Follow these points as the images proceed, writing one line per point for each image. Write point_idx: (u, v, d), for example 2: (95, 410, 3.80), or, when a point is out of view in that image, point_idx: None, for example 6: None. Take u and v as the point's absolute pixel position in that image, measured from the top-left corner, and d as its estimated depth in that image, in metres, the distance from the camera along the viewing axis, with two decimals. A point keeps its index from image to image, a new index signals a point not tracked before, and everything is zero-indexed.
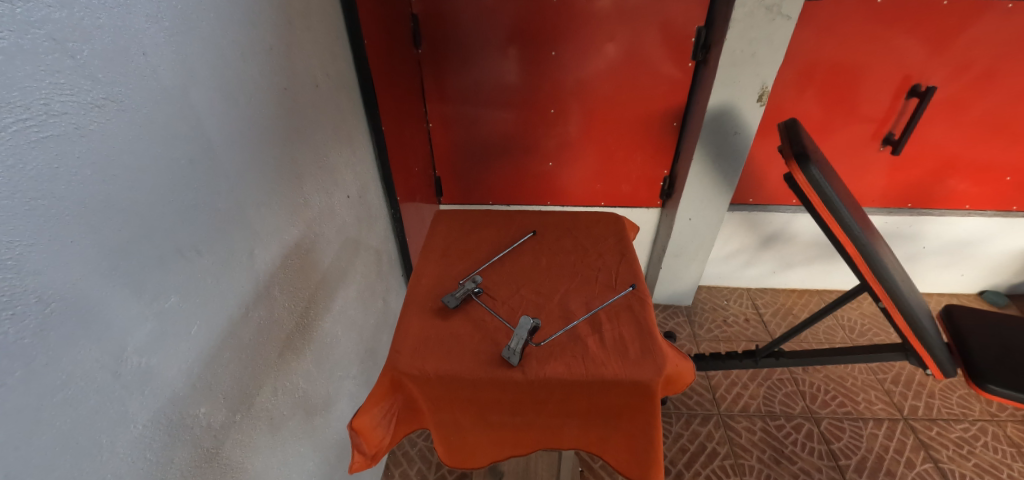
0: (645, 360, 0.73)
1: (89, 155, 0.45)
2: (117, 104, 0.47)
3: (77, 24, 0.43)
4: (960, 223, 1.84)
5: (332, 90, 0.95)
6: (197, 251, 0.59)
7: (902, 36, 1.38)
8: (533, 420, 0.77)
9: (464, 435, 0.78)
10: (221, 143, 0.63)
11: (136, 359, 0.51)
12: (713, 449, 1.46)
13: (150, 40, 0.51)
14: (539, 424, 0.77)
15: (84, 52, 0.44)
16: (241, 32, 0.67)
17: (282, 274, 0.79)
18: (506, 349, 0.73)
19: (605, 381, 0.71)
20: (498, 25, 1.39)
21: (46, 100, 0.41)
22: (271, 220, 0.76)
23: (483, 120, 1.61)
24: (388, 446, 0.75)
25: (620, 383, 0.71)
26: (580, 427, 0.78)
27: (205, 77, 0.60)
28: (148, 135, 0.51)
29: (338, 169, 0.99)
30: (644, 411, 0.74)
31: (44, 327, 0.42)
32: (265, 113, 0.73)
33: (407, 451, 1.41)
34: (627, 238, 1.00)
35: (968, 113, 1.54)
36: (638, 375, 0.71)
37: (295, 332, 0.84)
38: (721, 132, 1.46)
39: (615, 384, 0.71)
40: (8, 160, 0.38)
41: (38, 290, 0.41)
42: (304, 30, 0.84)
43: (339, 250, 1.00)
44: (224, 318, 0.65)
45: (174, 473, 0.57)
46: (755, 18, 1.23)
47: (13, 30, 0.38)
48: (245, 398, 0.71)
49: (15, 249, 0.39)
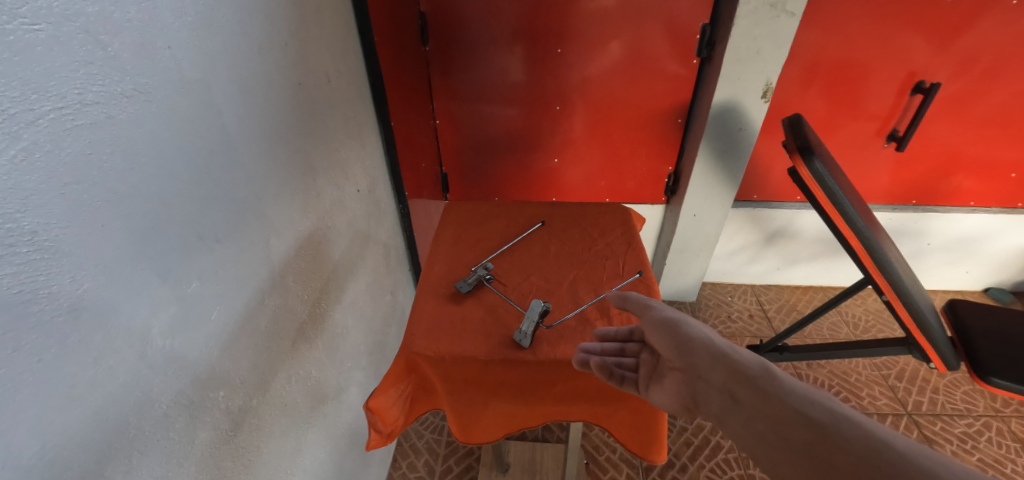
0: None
1: (118, 144, 0.46)
2: (144, 94, 0.49)
3: (107, 17, 0.45)
4: (965, 220, 1.85)
5: (344, 85, 0.97)
6: (217, 239, 0.61)
7: (906, 34, 1.39)
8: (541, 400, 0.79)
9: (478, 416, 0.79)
10: (239, 134, 0.65)
11: (161, 340, 0.53)
12: (718, 442, 1.47)
13: (175, 35, 0.53)
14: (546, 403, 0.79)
15: (114, 45, 0.46)
16: (258, 27, 0.69)
17: (296, 264, 0.81)
18: (518, 332, 0.75)
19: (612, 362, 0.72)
20: (504, 23, 1.41)
21: (79, 90, 0.43)
22: (286, 211, 0.78)
23: (488, 117, 1.63)
24: (403, 426, 0.75)
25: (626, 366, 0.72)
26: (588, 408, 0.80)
27: (225, 70, 0.62)
28: (171, 124, 0.53)
29: (349, 162, 1.01)
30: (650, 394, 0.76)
31: (76, 306, 0.44)
32: (280, 107, 0.75)
33: (415, 443, 1.43)
34: (634, 229, 1.01)
35: (973, 110, 1.54)
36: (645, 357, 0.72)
37: (308, 321, 0.86)
38: (726, 127, 1.47)
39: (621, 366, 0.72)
40: (45, 146, 0.40)
41: (71, 270, 0.43)
42: (317, 27, 0.86)
43: (349, 242, 1.02)
44: (242, 305, 0.67)
45: (196, 454, 0.59)
46: (759, 15, 1.24)
47: (49, 22, 0.40)
48: (261, 384, 0.73)
49: (50, 231, 0.41)
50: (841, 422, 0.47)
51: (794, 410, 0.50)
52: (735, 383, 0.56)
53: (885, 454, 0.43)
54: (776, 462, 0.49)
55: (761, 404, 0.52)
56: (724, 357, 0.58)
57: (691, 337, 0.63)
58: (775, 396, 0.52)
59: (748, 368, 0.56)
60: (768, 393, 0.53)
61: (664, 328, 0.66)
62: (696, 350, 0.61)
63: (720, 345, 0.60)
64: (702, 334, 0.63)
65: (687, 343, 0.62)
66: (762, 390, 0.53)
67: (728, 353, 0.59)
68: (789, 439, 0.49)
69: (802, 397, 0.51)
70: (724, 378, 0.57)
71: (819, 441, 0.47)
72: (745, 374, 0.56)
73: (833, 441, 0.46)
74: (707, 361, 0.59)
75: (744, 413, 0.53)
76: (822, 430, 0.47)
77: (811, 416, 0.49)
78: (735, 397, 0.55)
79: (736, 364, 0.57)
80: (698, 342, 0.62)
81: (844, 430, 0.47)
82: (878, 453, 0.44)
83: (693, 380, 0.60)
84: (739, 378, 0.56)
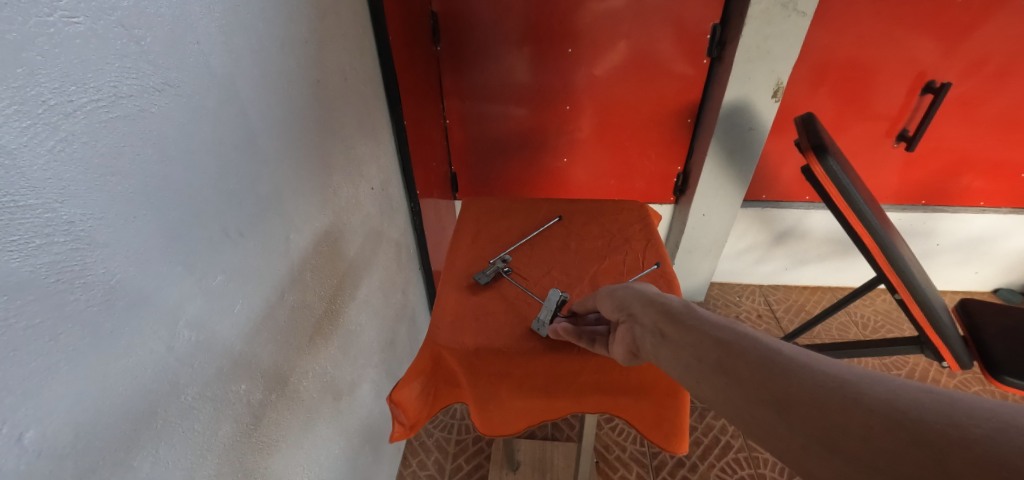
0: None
1: (150, 137, 0.47)
2: (174, 89, 0.50)
3: (140, 11, 0.46)
4: (975, 220, 1.84)
5: (359, 83, 0.98)
6: (240, 233, 0.62)
7: (917, 34, 1.39)
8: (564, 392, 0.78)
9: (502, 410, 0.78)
10: (262, 130, 0.65)
11: (187, 332, 0.54)
12: (728, 442, 1.46)
13: (203, 30, 0.54)
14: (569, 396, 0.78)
15: (147, 39, 0.46)
16: (280, 25, 0.69)
17: (313, 260, 0.82)
18: (536, 321, 0.77)
19: None
20: (515, 23, 1.42)
21: (115, 83, 0.43)
22: (305, 207, 0.78)
23: (498, 117, 1.63)
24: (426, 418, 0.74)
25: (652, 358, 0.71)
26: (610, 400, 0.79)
27: (249, 66, 0.62)
28: (199, 118, 0.53)
29: (364, 160, 1.02)
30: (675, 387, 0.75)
31: (110, 296, 0.44)
32: (300, 104, 0.75)
33: (424, 441, 1.43)
34: (652, 225, 1.01)
35: (983, 110, 1.54)
36: None
37: (324, 317, 0.86)
38: (736, 127, 1.47)
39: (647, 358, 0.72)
40: (83, 137, 0.41)
41: (105, 261, 0.43)
42: (335, 25, 0.87)
43: (363, 239, 1.03)
44: (263, 299, 0.68)
45: (217, 447, 0.60)
46: (770, 15, 1.24)
47: (87, 15, 0.41)
48: (280, 378, 0.74)
49: (87, 221, 0.41)
50: (745, 341, 0.48)
51: (708, 332, 0.52)
52: (662, 321, 0.57)
53: (780, 359, 0.44)
54: (698, 382, 0.49)
55: (682, 335, 0.53)
56: (655, 300, 0.61)
57: (628, 293, 0.66)
58: (693, 326, 0.54)
59: (673, 308, 0.58)
60: (687, 322, 0.54)
61: (610, 293, 0.69)
62: (632, 302, 0.64)
63: (652, 292, 0.63)
64: (639, 287, 0.66)
65: (626, 299, 0.65)
66: (682, 322, 0.55)
67: (657, 297, 0.61)
68: (703, 359, 0.49)
69: (716, 323, 0.52)
70: (654, 319, 0.59)
71: (726, 353, 0.48)
72: (669, 312, 0.58)
73: (737, 353, 0.47)
74: (641, 307, 0.62)
75: (668, 344, 0.54)
76: (729, 346, 0.48)
77: (721, 338, 0.50)
78: (662, 333, 0.56)
79: (665, 304, 0.59)
80: (634, 296, 0.64)
81: (748, 342, 0.48)
82: (774, 358, 0.45)
83: (630, 328, 0.62)
84: (665, 315, 0.57)
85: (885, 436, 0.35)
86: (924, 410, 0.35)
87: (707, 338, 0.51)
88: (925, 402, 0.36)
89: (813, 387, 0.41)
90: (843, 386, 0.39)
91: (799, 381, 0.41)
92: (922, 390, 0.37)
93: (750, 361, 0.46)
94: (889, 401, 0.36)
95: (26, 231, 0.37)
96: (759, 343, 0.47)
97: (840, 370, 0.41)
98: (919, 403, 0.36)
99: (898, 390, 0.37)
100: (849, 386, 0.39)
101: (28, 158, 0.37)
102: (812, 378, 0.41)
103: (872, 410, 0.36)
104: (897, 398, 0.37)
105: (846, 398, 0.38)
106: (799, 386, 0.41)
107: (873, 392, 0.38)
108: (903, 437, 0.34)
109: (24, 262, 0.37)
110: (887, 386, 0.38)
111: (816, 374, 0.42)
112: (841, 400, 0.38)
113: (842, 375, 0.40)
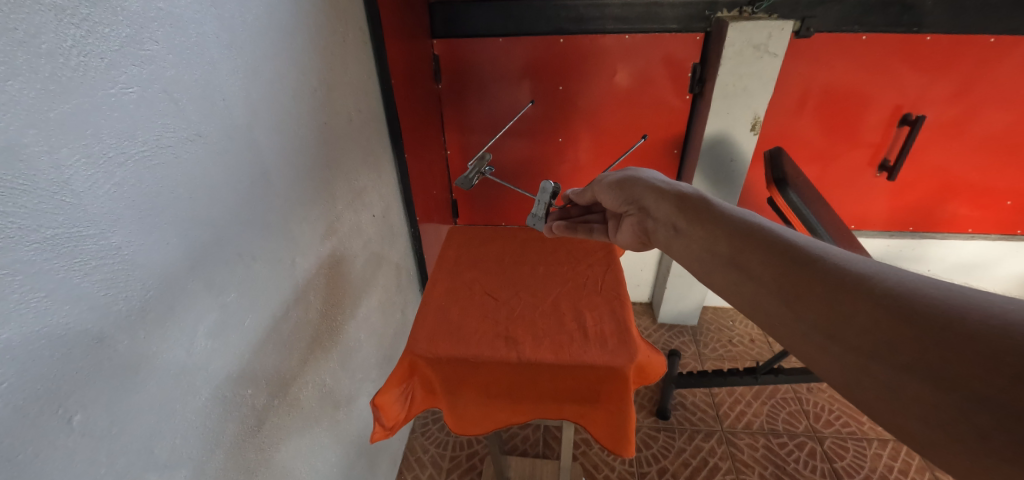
0: (619, 349, 0.82)
1: (183, 179, 0.58)
2: (203, 139, 0.61)
3: (180, 78, 0.57)
4: (964, 246, 1.88)
5: (363, 122, 1.09)
6: (252, 256, 0.72)
7: (889, 70, 1.48)
8: (524, 398, 0.87)
9: (471, 410, 0.88)
10: (274, 168, 0.76)
11: (203, 340, 0.63)
12: (716, 464, 1.49)
13: (229, 89, 0.65)
14: (529, 403, 0.87)
15: (184, 100, 0.57)
16: (294, 79, 0.81)
17: (317, 280, 0.91)
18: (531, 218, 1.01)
19: (585, 365, 0.80)
20: (511, 63, 1.54)
21: (158, 136, 0.54)
22: (309, 233, 0.88)
23: (497, 147, 1.75)
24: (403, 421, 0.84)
25: (596, 368, 0.80)
26: (564, 407, 0.87)
27: (265, 115, 0.74)
28: (222, 160, 0.64)
29: (366, 190, 1.12)
30: (619, 395, 0.83)
31: (144, 306, 0.54)
32: (309, 144, 0.87)
33: (420, 456, 1.49)
34: (614, 252, 1.07)
35: (961, 140, 1.61)
36: (612, 361, 0.80)
37: (324, 333, 0.95)
38: (717, 159, 1.56)
39: (592, 368, 0.80)
40: (131, 180, 0.51)
41: (141, 278, 0.53)
42: (342, 73, 0.99)
43: (365, 261, 1.13)
44: (270, 314, 0.77)
45: (225, 444, 0.68)
46: (743, 56, 1.35)
47: (140, 86, 0.52)
48: (282, 385, 0.82)
49: (130, 247, 0.51)
50: (758, 231, 0.54)
51: (723, 227, 0.58)
52: (675, 214, 0.66)
53: (793, 251, 0.50)
54: (711, 273, 0.58)
55: (694, 226, 0.61)
56: (671, 195, 0.68)
57: (640, 189, 0.75)
58: (702, 218, 0.61)
59: (689, 199, 0.65)
60: (703, 217, 0.61)
61: (622, 185, 0.79)
62: (648, 197, 0.72)
63: (664, 185, 0.71)
64: (651, 180, 0.74)
65: (641, 194, 0.74)
66: (698, 216, 0.62)
67: (672, 191, 0.69)
68: (715, 251, 0.57)
69: (728, 215, 0.59)
70: (669, 212, 0.67)
71: (735, 246, 0.55)
72: (681, 205, 0.66)
73: (747, 246, 0.54)
74: (658, 203, 0.70)
75: (683, 238, 0.63)
76: (737, 237, 0.55)
77: (733, 228, 0.57)
78: (676, 224, 0.65)
79: (682, 199, 0.67)
80: (646, 191, 0.73)
81: (757, 233, 0.54)
82: (785, 251, 0.50)
83: (646, 219, 0.73)
84: (681, 209, 0.65)
85: (891, 328, 0.39)
86: (928, 303, 0.39)
87: (716, 231, 0.58)
88: (935, 298, 0.39)
89: (831, 283, 0.45)
90: (855, 277, 0.44)
91: (814, 275, 0.46)
92: (931, 284, 0.40)
93: (763, 253, 0.52)
94: (902, 296, 0.40)
95: (85, 254, 0.47)
96: (774, 235, 0.53)
97: (858, 263, 0.45)
98: (928, 300, 0.39)
99: (912, 286, 0.41)
100: (866, 280, 0.43)
101: (90, 198, 0.47)
102: (826, 272, 0.46)
103: (882, 305, 0.41)
104: (909, 294, 0.40)
105: (856, 289, 0.43)
106: (806, 279, 0.47)
107: (888, 289, 0.42)
108: (905, 328, 0.39)
109: (82, 278, 0.47)
110: (904, 283, 0.42)
111: (832, 267, 0.46)
112: (851, 292, 0.43)
113: (860, 271, 0.44)
